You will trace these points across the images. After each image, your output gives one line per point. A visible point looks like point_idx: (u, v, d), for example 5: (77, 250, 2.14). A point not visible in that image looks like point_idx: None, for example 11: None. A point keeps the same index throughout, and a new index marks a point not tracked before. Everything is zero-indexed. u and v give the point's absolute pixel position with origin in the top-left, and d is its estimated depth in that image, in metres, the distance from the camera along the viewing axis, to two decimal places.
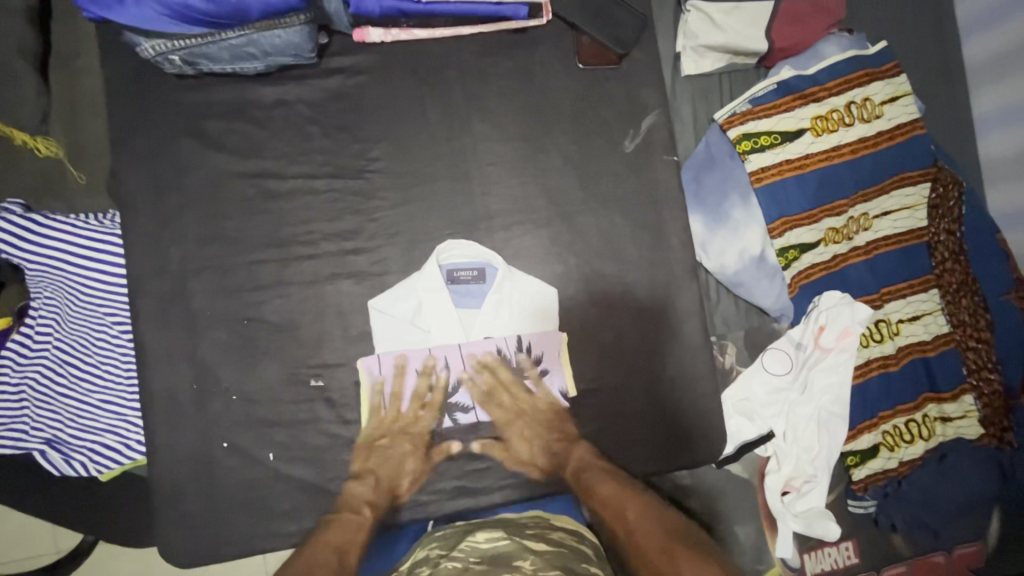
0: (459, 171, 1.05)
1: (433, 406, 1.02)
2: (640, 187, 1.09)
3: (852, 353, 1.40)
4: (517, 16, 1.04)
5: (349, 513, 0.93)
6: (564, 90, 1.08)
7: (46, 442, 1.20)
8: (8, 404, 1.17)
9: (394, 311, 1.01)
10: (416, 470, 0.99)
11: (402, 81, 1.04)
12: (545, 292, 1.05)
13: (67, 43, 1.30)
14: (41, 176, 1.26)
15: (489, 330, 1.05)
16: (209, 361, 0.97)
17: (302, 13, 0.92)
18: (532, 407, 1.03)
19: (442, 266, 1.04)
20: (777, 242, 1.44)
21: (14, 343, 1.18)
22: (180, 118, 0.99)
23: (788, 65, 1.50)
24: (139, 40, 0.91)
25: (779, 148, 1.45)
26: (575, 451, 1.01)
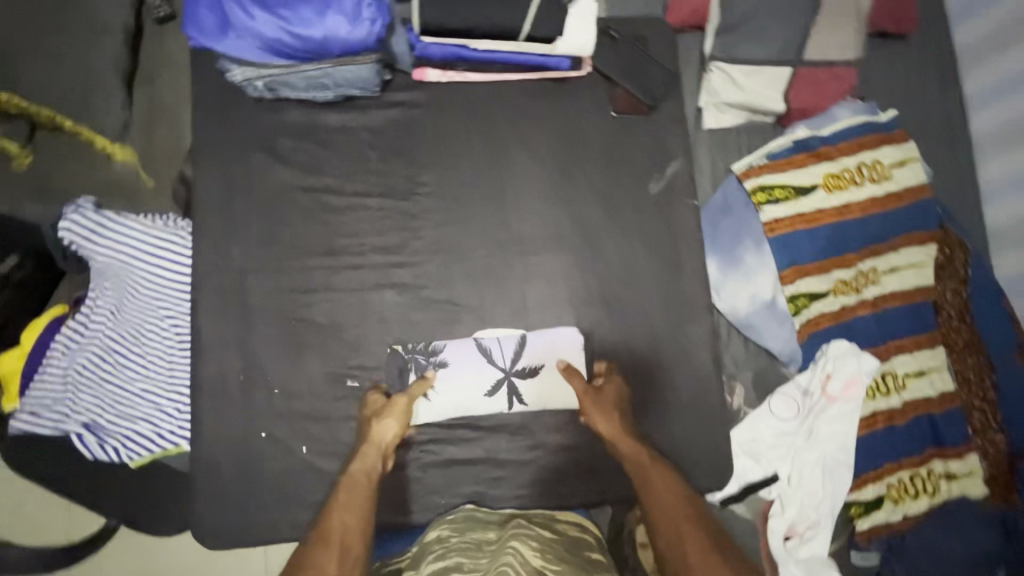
0: (498, 198, 1.14)
1: (479, 369, 1.09)
2: (662, 225, 1.18)
3: (858, 402, 1.44)
4: (560, 68, 1.17)
5: (347, 490, 0.95)
6: (599, 133, 1.19)
7: (84, 425, 1.28)
8: (56, 387, 1.31)
9: (437, 391, 1.07)
10: (385, 415, 1.01)
11: (452, 115, 1.15)
12: (574, 341, 1.12)
13: (153, 62, 1.44)
14: (116, 177, 1.40)
15: (510, 344, 1.10)
16: (258, 355, 1.05)
17: (373, 53, 1.07)
18: (617, 388, 1.10)
19: (475, 344, 1.09)
20: (788, 289, 1.51)
21: (68, 332, 1.33)
22: (255, 133, 1.10)
23: (805, 125, 1.62)
24: (231, 66, 1.06)
25: (792, 202, 1.55)
26: (647, 455, 1.04)
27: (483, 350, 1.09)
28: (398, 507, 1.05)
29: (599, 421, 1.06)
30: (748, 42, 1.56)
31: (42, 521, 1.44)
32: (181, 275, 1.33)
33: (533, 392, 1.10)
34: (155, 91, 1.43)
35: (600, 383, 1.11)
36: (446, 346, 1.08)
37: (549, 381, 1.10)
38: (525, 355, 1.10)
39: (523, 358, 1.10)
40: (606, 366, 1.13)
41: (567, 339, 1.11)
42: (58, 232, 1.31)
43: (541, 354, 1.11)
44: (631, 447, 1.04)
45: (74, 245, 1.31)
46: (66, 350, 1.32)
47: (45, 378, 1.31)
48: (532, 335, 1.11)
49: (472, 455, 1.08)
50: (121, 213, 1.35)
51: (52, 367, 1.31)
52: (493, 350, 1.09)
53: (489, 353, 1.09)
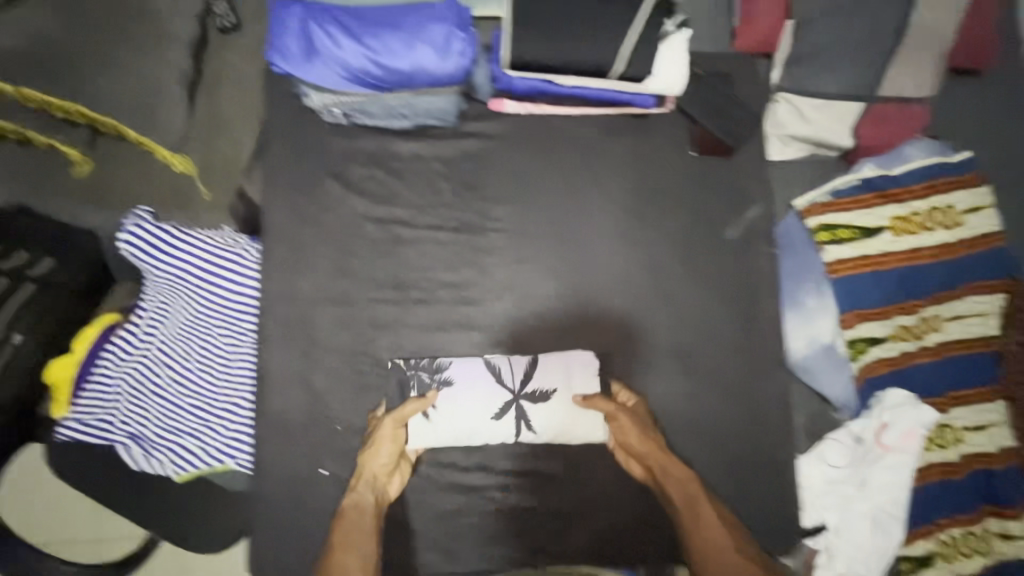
0: (570, 238, 1.11)
1: (486, 392, 1.04)
2: (739, 273, 1.13)
3: (915, 455, 1.31)
4: (643, 105, 1.13)
5: (343, 529, 0.93)
6: (678, 174, 1.15)
7: (130, 437, 1.28)
8: (107, 396, 1.30)
9: (442, 414, 1.03)
10: (371, 448, 0.98)
11: (529, 149, 1.11)
12: (589, 365, 1.06)
13: (217, 72, 1.41)
14: (174, 189, 1.37)
15: (520, 365, 1.05)
16: (321, 390, 1.03)
17: (458, 85, 1.06)
18: (639, 419, 1.04)
19: (483, 363, 1.05)
20: (848, 334, 1.41)
21: (120, 341, 1.33)
22: (328, 161, 1.07)
23: (872, 163, 1.52)
24: (310, 92, 1.04)
25: (859, 243, 1.44)
26: (699, 491, 0.99)
27: (491, 370, 1.04)
28: (455, 555, 1.01)
29: (629, 441, 1.03)
30: (821, 73, 1.48)
31: (73, 527, 1.37)
32: (237, 292, 1.33)
33: (545, 420, 1.05)
34: (217, 100, 1.40)
35: (624, 403, 1.05)
36: (452, 365, 1.04)
37: (563, 409, 1.05)
38: (537, 377, 1.05)
39: (533, 380, 1.05)
40: (625, 390, 1.07)
41: (580, 362, 1.06)
42: (118, 243, 1.29)
43: (552, 379, 1.05)
44: (682, 474, 1.01)
45: (133, 258, 1.29)
46: (117, 360, 1.32)
47: (96, 386, 1.31)
48: (543, 357, 1.06)
49: (533, 504, 1.04)
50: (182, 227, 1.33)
51: (104, 376, 1.31)
52: (503, 371, 1.05)
53: (499, 374, 1.04)
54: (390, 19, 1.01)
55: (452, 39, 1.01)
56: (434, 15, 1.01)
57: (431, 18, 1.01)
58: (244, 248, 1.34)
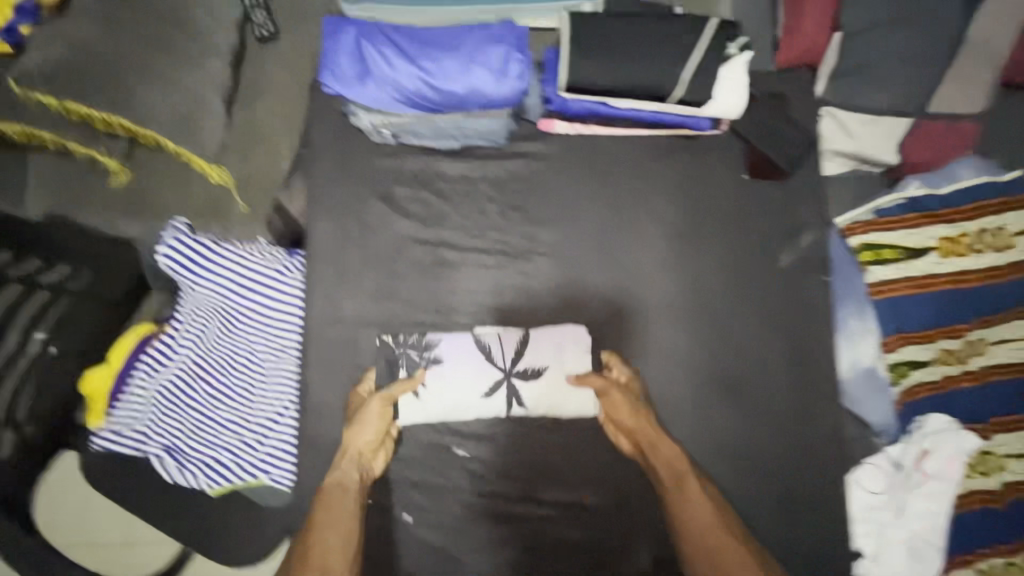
0: (618, 263, 1.08)
1: (475, 367, 1.00)
2: (791, 303, 1.10)
3: (954, 482, 1.16)
4: (698, 127, 1.09)
5: (325, 509, 0.89)
6: (730, 198, 1.11)
7: (164, 448, 1.27)
8: (140, 406, 1.30)
9: (430, 390, 0.99)
10: (359, 422, 0.96)
11: (577, 172, 1.09)
12: (581, 343, 1.01)
13: (255, 82, 1.39)
14: (210, 200, 1.36)
15: (511, 342, 1.01)
16: (365, 416, 1.01)
17: (508, 108, 1.06)
18: (632, 397, 1.01)
19: (473, 337, 1.01)
20: (889, 357, 1.28)
21: (155, 352, 1.33)
22: (373, 182, 1.06)
23: (918, 180, 1.36)
24: (360, 112, 1.05)
25: (904, 263, 1.30)
26: (686, 470, 0.97)
27: (482, 348, 1.00)
28: None
29: (619, 418, 1.00)
30: (873, 86, 1.32)
31: (105, 531, 1.43)
32: (275, 307, 1.32)
33: (537, 398, 1.00)
34: (254, 111, 1.38)
35: (617, 379, 1.02)
36: (440, 341, 1.00)
37: (556, 388, 1.00)
38: (528, 355, 1.00)
39: (526, 358, 1.00)
40: (614, 357, 1.04)
41: (572, 337, 1.01)
42: (156, 256, 1.30)
43: (544, 359, 1.00)
44: (671, 453, 0.98)
45: (172, 271, 1.30)
46: (152, 371, 1.32)
47: (130, 397, 1.31)
48: (534, 331, 1.02)
49: (578, 539, 1.00)
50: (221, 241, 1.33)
51: (138, 387, 1.32)
52: (494, 349, 1.00)
53: (489, 351, 1.00)
54: (442, 41, 1.04)
55: (509, 58, 1.03)
56: (488, 38, 1.04)
57: (487, 38, 1.04)
58: (284, 264, 1.32)
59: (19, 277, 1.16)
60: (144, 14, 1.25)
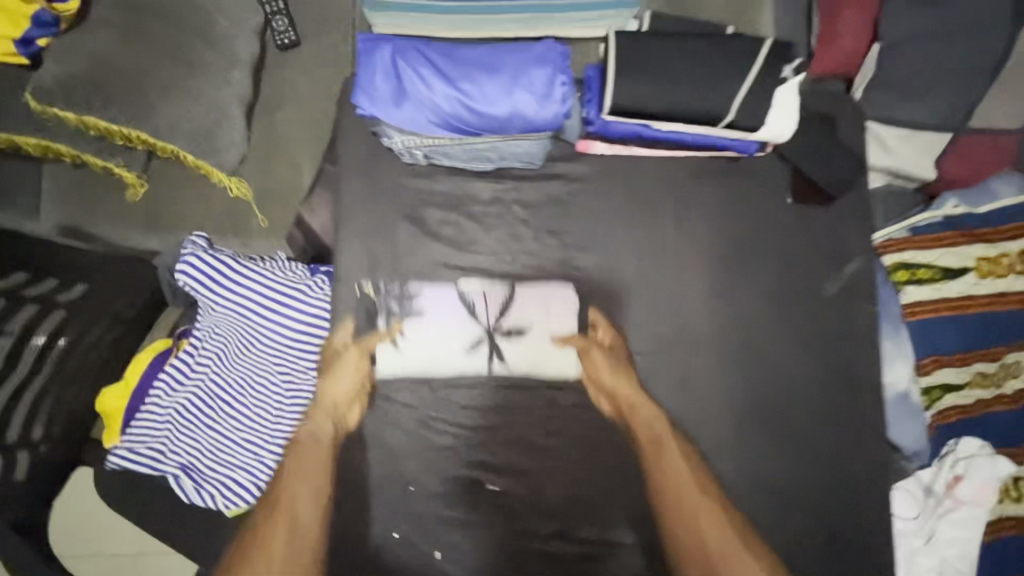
0: (657, 292, 1.04)
1: (458, 322, 1.00)
2: (837, 332, 1.05)
3: (988, 509, 1.10)
4: (748, 152, 1.06)
5: (301, 453, 1.00)
6: (775, 223, 1.06)
7: (181, 467, 1.23)
8: (157, 424, 1.26)
9: (414, 344, 1.00)
10: (336, 371, 1.01)
11: (615, 195, 1.05)
12: (564, 299, 1.02)
13: (275, 92, 1.35)
14: (231, 214, 1.33)
15: (496, 299, 1.01)
16: (395, 449, 0.99)
17: (549, 131, 1.01)
18: (615, 359, 1.02)
19: (457, 292, 1.01)
20: (923, 381, 1.19)
21: (173, 369, 1.27)
22: (404, 205, 1.03)
23: (954, 196, 1.26)
24: (393, 134, 1.00)
25: (940, 285, 1.21)
26: (661, 429, 1.01)
27: (466, 303, 1.01)
28: None
29: (601, 379, 1.01)
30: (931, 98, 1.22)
31: (121, 543, 1.40)
32: (296, 326, 1.24)
33: (519, 353, 1.01)
34: (275, 122, 1.34)
35: (602, 341, 1.02)
36: (422, 294, 1.01)
37: (537, 344, 1.01)
38: (510, 312, 1.01)
39: (509, 315, 1.01)
40: (603, 317, 1.03)
41: (560, 296, 1.02)
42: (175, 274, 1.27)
43: (524, 316, 1.01)
44: (649, 415, 1.01)
45: (190, 290, 1.27)
46: (168, 389, 1.27)
47: (147, 415, 1.26)
48: (520, 286, 1.02)
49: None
50: (242, 258, 1.28)
51: (155, 404, 1.27)
52: (477, 305, 1.01)
53: (473, 307, 1.01)
54: (482, 61, 0.99)
55: (554, 81, 0.97)
56: (534, 58, 0.98)
57: (531, 59, 0.98)
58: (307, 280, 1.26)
59: (37, 297, 1.15)
60: (162, 23, 1.20)
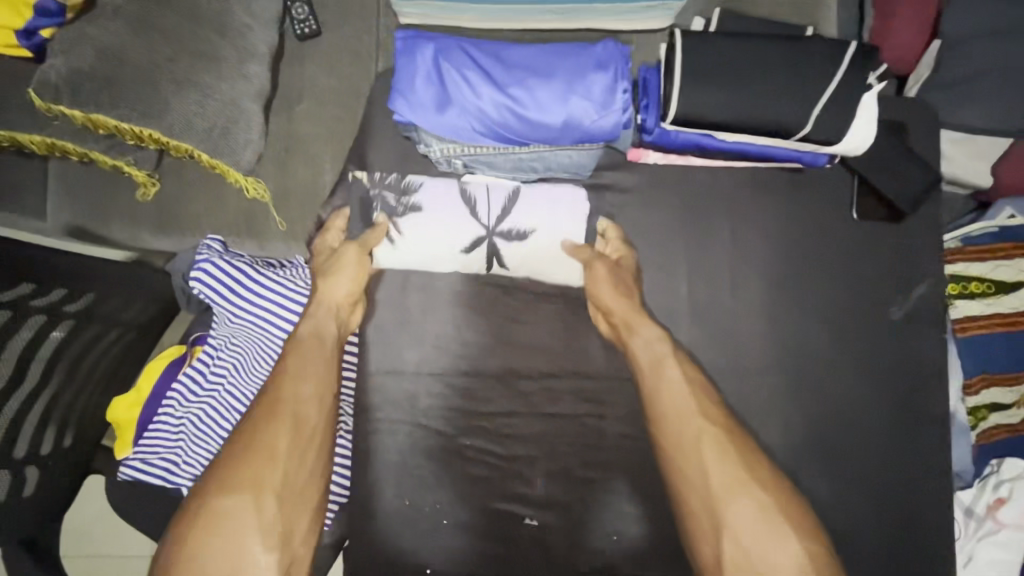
0: (709, 315, 0.96)
1: (458, 220, 0.97)
2: (902, 360, 0.97)
3: None
4: (815, 164, 0.97)
5: (299, 351, 0.98)
6: (837, 242, 0.99)
7: (194, 480, 1.17)
8: (168, 434, 1.18)
9: (412, 240, 0.96)
10: (334, 272, 1.00)
11: (666, 209, 0.98)
12: (571, 201, 0.97)
13: (294, 85, 1.26)
14: (247, 215, 1.25)
15: (498, 197, 0.97)
16: (427, 479, 0.93)
17: (603, 142, 0.95)
18: (620, 272, 0.97)
19: (457, 187, 0.97)
20: (969, 400, 1.11)
21: (187, 379, 1.20)
22: (438, 215, 0.97)
23: (1010, 206, 1.15)
24: (431, 142, 0.95)
25: (992, 299, 1.13)
26: (664, 345, 0.96)
27: (466, 201, 0.97)
28: None
29: (601, 294, 0.95)
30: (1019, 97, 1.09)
31: (132, 545, 1.34)
32: None
33: (519, 257, 0.96)
34: (294, 118, 1.25)
35: (608, 255, 0.97)
36: (421, 186, 0.98)
37: (540, 247, 0.96)
38: (512, 214, 0.97)
39: (511, 216, 0.97)
40: (613, 227, 0.97)
41: (570, 199, 0.97)
42: (190, 280, 1.19)
43: (531, 221, 0.97)
44: (652, 334, 0.96)
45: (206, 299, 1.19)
46: (182, 401, 1.20)
47: (156, 426, 1.18)
48: (525, 187, 0.97)
49: None
50: (261, 266, 1.21)
51: (166, 415, 1.19)
52: (478, 203, 0.97)
53: (473, 204, 0.97)
54: (535, 65, 0.92)
55: (614, 88, 0.90)
56: (592, 61, 0.91)
57: (589, 64, 0.91)
58: None
59: (49, 305, 1.04)
60: (175, 14, 1.12)
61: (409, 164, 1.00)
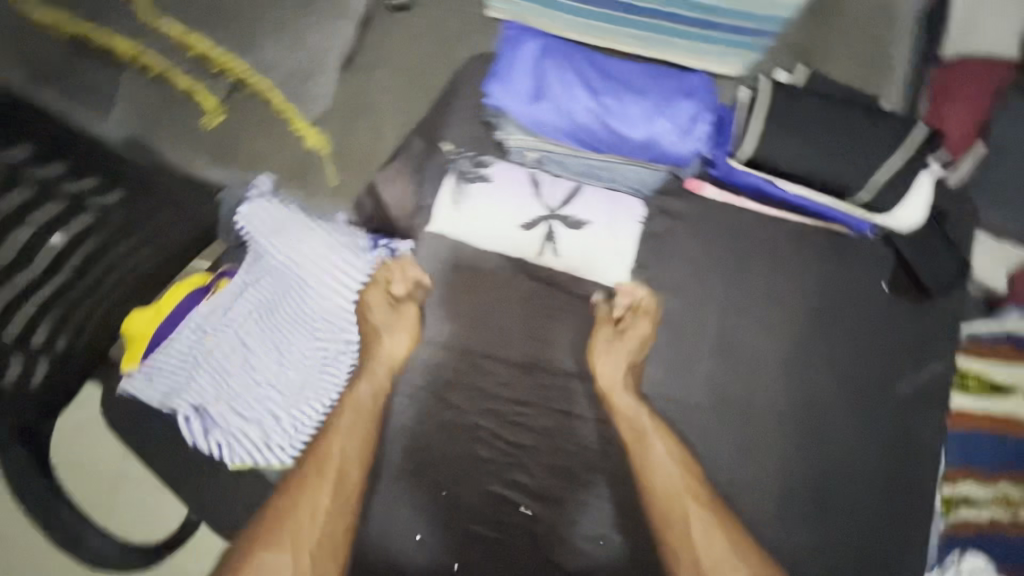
0: (733, 349, 1.00)
1: (521, 198, 1.03)
2: (902, 434, 1.01)
3: None
4: (855, 228, 1.03)
5: (351, 409, 0.97)
6: (866, 309, 1.03)
7: (191, 409, 1.10)
8: (175, 359, 1.12)
9: (473, 209, 1.03)
10: (394, 330, 1.00)
11: (713, 243, 1.02)
12: (627, 205, 1.03)
13: (374, 52, 1.30)
14: (300, 164, 1.27)
15: (563, 185, 1.04)
16: (436, 449, 0.96)
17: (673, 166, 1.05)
18: (628, 340, 0.98)
19: (527, 172, 1.04)
20: None
21: (206, 308, 1.13)
22: (503, 198, 1.03)
23: None
24: (515, 132, 1.08)
25: None
26: (647, 418, 0.97)
27: (533, 183, 1.04)
28: None
29: (597, 364, 0.98)
30: None
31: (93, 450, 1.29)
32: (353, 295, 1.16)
33: (571, 243, 1.01)
34: (367, 81, 1.29)
35: (619, 319, 0.99)
36: (495, 164, 1.05)
37: (592, 237, 1.01)
38: (573, 203, 1.02)
39: (572, 204, 1.02)
40: (639, 294, 1.00)
41: (627, 203, 1.03)
42: (236, 216, 1.20)
43: (587, 212, 1.02)
44: (629, 405, 0.97)
45: (246, 233, 1.18)
46: (196, 325, 1.13)
47: (164, 348, 1.12)
48: (588, 185, 1.04)
49: None
50: (307, 213, 1.21)
51: (174, 342, 1.12)
52: (544, 186, 1.03)
53: (539, 186, 1.03)
54: (632, 83, 1.09)
55: (696, 118, 1.05)
56: (680, 95, 1.06)
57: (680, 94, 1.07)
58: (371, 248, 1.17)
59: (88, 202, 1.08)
60: None
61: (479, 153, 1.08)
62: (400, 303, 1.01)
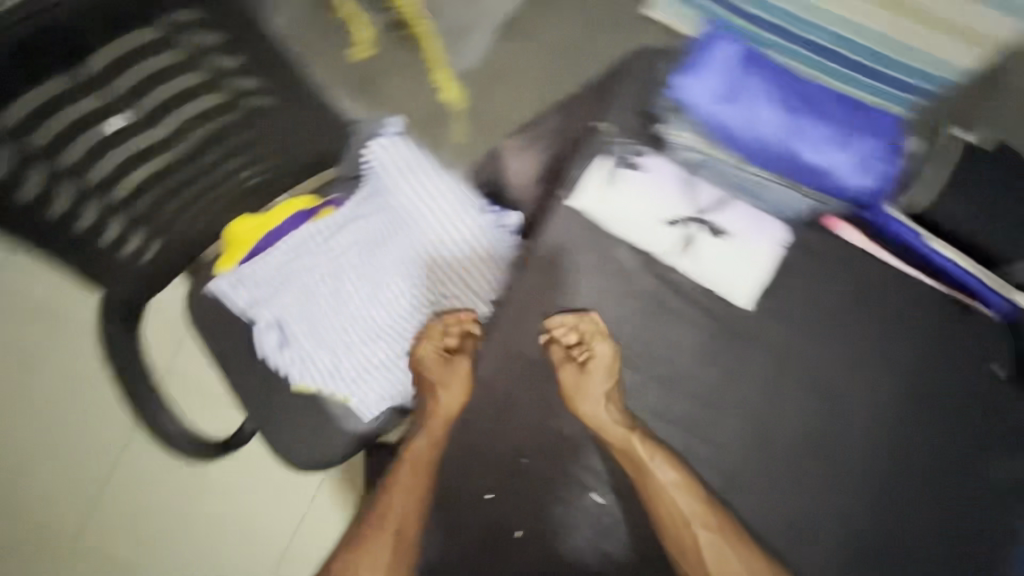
0: (834, 388, 0.96)
1: (671, 193, 1.01)
2: (988, 522, 0.95)
3: None
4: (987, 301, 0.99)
5: (405, 467, 0.99)
6: (984, 385, 0.97)
7: (273, 321, 1.11)
8: (267, 271, 1.11)
9: (621, 193, 0.99)
10: (448, 384, 1.01)
11: (841, 279, 0.97)
12: (774, 229, 1.00)
13: (526, 28, 1.36)
14: (433, 112, 1.34)
15: (713, 193, 1.03)
16: (518, 412, 0.98)
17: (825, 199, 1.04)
18: (597, 368, 0.95)
19: (681, 171, 1.03)
20: None
21: (312, 229, 1.12)
22: (650, 188, 1.00)
23: None
24: (681, 129, 1.08)
25: None
26: (638, 445, 0.94)
27: (684, 183, 1.02)
28: None
29: (574, 398, 0.95)
30: None
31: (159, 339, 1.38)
32: (457, 257, 1.16)
33: (708, 251, 0.99)
34: (513, 54, 1.36)
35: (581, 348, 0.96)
36: (653, 153, 1.03)
37: (733, 251, 0.99)
38: (720, 212, 1.01)
39: (719, 214, 1.01)
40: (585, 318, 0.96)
41: (773, 228, 1.00)
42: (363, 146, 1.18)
43: (729, 225, 1.00)
44: (620, 438, 0.94)
45: (368, 166, 1.17)
46: (295, 243, 1.12)
47: (259, 259, 1.11)
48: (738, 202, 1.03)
49: None
50: (430, 164, 1.20)
51: (268, 257, 1.11)
52: (695, 189, 1.02)
53: (690, 188, 1.02)
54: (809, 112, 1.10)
55: (864, 161, 1.06)
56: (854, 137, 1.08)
57: (852, 134, 1.08)
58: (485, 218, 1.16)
59: (231, 91, 0.85)
60: None
61: (619, 128, 1.08)
62: (453, 360, 1.02)
